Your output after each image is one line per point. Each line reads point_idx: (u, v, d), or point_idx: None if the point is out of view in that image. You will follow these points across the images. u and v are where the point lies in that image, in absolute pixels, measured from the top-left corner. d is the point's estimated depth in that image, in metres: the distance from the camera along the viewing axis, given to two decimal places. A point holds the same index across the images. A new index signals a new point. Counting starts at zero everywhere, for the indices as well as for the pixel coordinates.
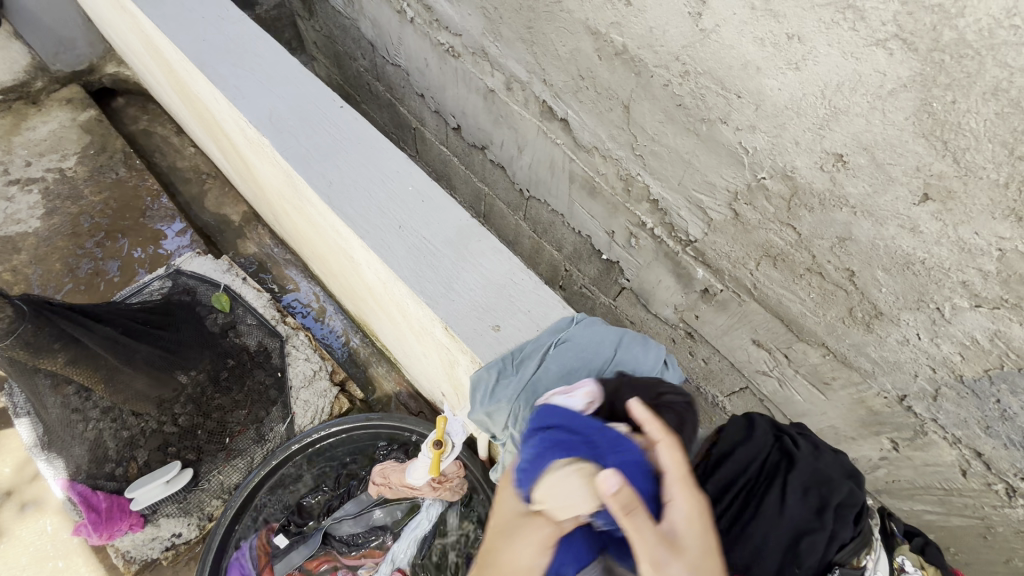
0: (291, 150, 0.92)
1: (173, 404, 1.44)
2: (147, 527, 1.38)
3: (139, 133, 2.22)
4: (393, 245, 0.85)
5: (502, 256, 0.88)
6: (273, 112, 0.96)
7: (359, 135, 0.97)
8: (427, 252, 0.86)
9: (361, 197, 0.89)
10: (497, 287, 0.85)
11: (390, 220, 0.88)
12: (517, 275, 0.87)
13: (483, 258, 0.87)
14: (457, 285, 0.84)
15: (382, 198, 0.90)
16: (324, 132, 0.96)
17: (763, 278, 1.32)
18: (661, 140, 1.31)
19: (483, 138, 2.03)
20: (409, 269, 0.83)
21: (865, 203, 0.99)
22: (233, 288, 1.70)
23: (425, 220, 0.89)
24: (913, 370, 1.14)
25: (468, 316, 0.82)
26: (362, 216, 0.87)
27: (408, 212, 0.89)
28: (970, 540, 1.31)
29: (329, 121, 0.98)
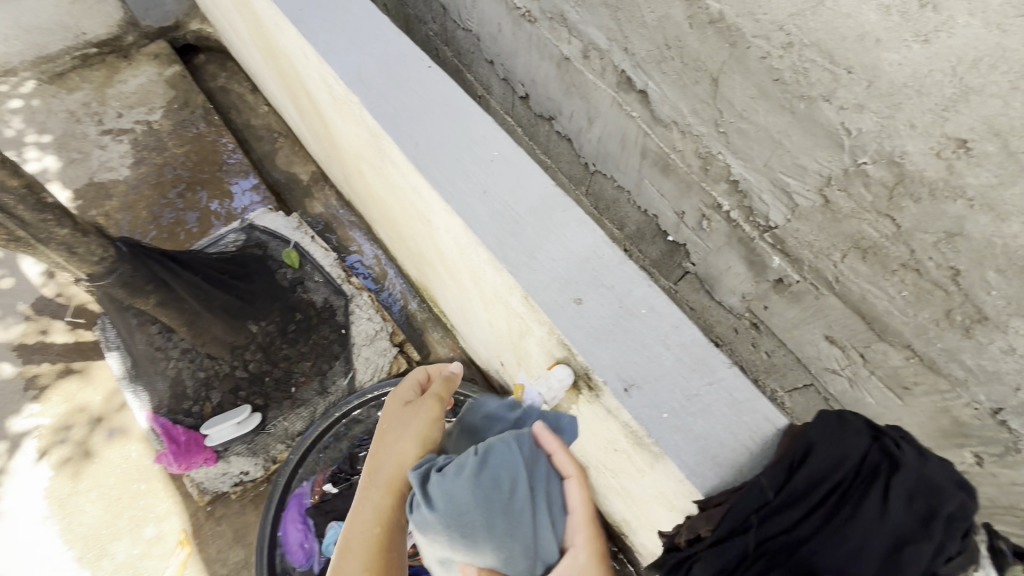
0: (379, 108, 0.92)
1: (245, 350, 1.50)
2: (220, 462, 1.46)
3: (217, 90, 2.30)
4: (477, 210, 0.84)
5: (586, 227, 0.85)
6: (361, 69, 0.96)
7: (444, 94, 0.95)
8: (510, 219, 0.84)
9: (446, 159, 0.88)
10: (579, 259, 0.83)
11: (474, 184, 0.86)
12: (601, 248, 0.84)
13: (567, 229, 0.85)
14: (540, 255, 0.82)
15: (466, 161, 0.88)
16: (410, 91, 0.94)
17: (848, 272, 1.24)
18: (750, 116, 1.23)
19: (551, 108, 1.98)
20: (492, 235, 0.82)
21: (986, 196, 0.90)
22: (303, 246, 1.76)
23: (510, 186, 0.87)
24: (1014, 383, 1.06)
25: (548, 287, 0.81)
26: (448, 178, 0.86)
27: (493, 178, 0.87)
28: None
29: (416, 80, 0.96)
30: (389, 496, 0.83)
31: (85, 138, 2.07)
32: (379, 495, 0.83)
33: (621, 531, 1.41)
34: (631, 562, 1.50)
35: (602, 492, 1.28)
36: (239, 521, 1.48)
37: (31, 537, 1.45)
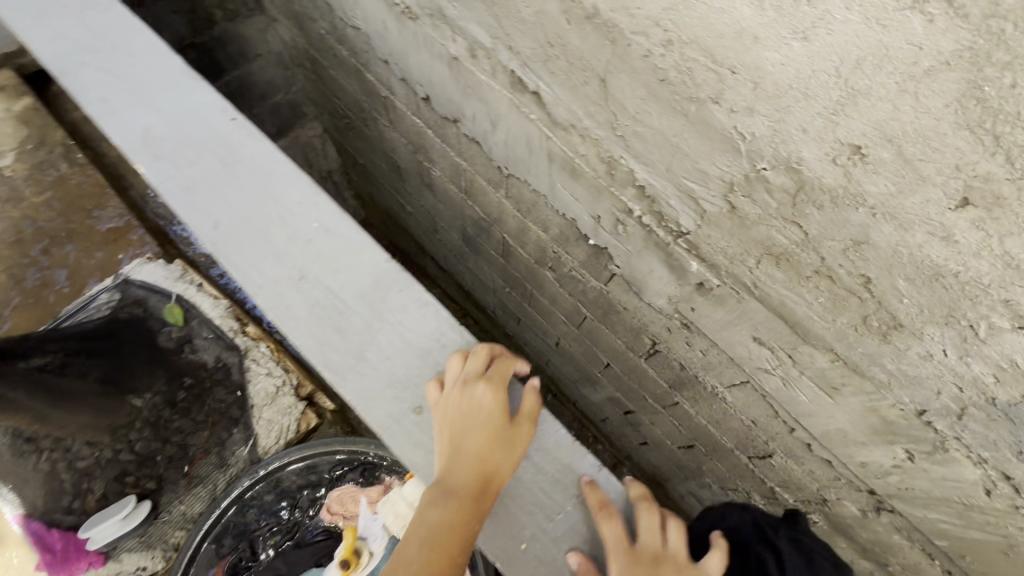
0: (251, 229, 1.11)
1: (129, 431, 1.35)
2: (110, 562, 1.36)
3: (81, 121, 2.03)
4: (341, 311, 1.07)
5: (429, 314, 1.09)
6: (232, 196, 1.13)
7: (307, 209, 1.14)
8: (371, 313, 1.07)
9: (312, 268, 1.09)
10: (428, 341, 1.07)
11: (340, 287, 1.08)
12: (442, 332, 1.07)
13: (415, 319, 1.08)
14: (399, 338, 1.06)
15: (332, 267, 1.10)
16: (279, 208, 1.13)
17: (764, 278, 1.15)
18: (644, 119, 1.10)
19: (453, 110, 1.81)
20: (318, 321, 1.06)
21: (886, 204, 0.81)
22: (187, 299, 1.56)
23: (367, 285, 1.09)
24: (935, 387, 0.99)
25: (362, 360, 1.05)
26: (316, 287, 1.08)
27: (327, 274, 1.10)
28: (990, 552, 1.20)
29: (283, 199, 1.14)
30: (477, 490, 0.92)
31: None
32: (452, 499, 0.91)
33: None
34: None
35: None
36: None
37: None
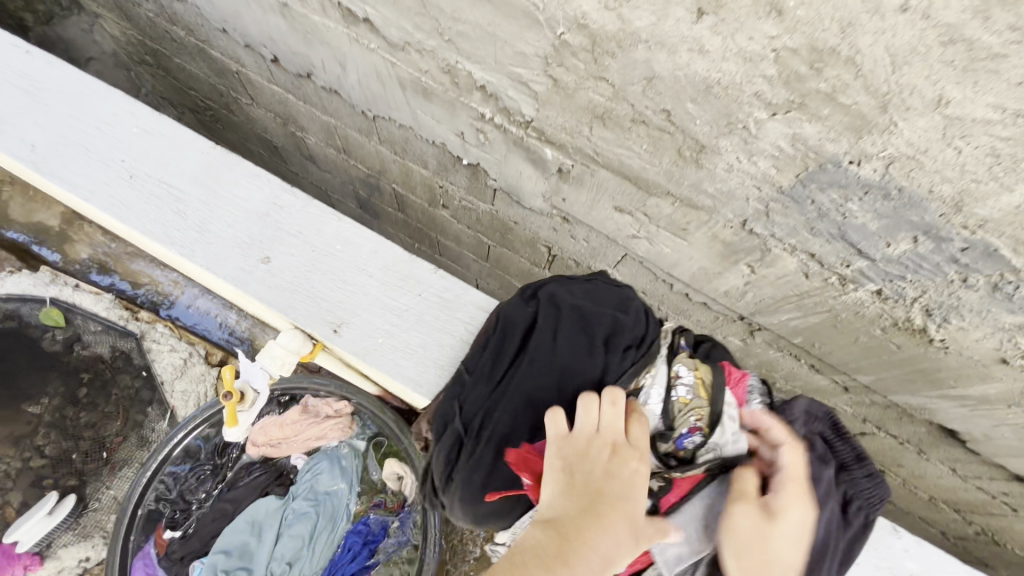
0: (104, 149, 1.38)
1: (33, 438, 1.50)
2: (48, 561, 1.45)
3: None
4: (174, 212, 1.33)
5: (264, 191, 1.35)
6: (87, 124, 1.40)
7: (150, 128, 1.39)
8: (211, 199, 1.35)
9: (162, 173, 1.37)
10: (261, 216, 1.34)
11: (177, 190, 1.35)
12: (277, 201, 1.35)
13: (250, 193, 1.36)
14: (222, 225, 1.33)
15: (176, 169, 1.37)
16: (126, 126, 1.40)
17: (600, 142, 1.30)
18: (461, 17, 1.20)
19: (302, 63, 1.81)
20: (153, 210, 1.33)
21: (654, 34, 0.96)
22: (65, 300, 1.59)
23: (208, 176, 1.37)
24: (744, 195, 1.19)
25: (185, 228, 1.32)
26: (167, 181, 1.36)
27: (148, 174, 1.36)
28: (826, 331, 1.44)
29: (128, 118, 1.40)
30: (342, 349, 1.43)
31: None
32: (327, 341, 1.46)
33: None
34: None
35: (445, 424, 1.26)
36: None
37: None
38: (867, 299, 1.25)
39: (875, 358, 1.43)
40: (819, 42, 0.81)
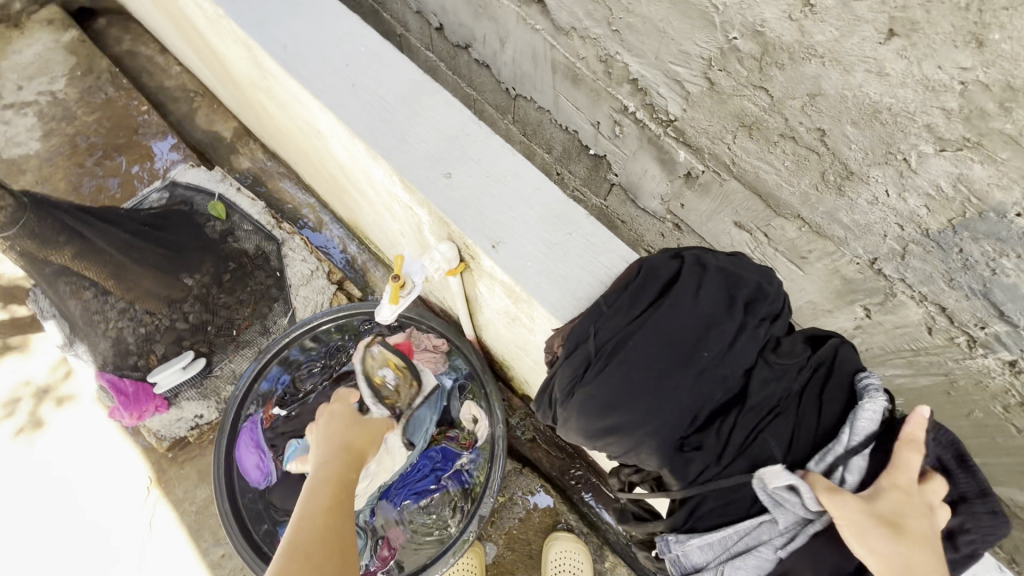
0: None
1: (183, 303, 1.53)
2: (173, 409, 1.52)
3: (125, 54, 2.19)
4: (284, 82, 0.89)
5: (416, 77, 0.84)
6: None
7: None
8: (331, 64, 0.85)
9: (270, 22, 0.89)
10: (393, 108, 0.82)
11: (282, 44, 0.86)
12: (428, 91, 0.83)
13: (392, 77, 0.84)
14: (341, 103, 0.82)
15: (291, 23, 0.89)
16: None
17: (741, 151, 1.31)
18: (635, 9, 1.26)
19: (466, 35, 1.96)
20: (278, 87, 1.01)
21: (833, 50, 0.97)
22: (228, 198, 1.75)
23: (332, 41, 0.87)
24: (882, 231, 1.16)
25: (277, 90, 1.01)
26: (272, 35, 0.87)
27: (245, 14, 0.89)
28: (936, 398, 1.34)
29: None
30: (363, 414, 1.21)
31: None
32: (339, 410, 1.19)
33: None
34: (576, 451, 1.54)
35: (527, 378, 1.28)
36: (202, 461, 1.53)
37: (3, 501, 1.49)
38: (996, 368, 1.18)
39: (987, 438, 1.32)
40: (1015, 81, 0.81)
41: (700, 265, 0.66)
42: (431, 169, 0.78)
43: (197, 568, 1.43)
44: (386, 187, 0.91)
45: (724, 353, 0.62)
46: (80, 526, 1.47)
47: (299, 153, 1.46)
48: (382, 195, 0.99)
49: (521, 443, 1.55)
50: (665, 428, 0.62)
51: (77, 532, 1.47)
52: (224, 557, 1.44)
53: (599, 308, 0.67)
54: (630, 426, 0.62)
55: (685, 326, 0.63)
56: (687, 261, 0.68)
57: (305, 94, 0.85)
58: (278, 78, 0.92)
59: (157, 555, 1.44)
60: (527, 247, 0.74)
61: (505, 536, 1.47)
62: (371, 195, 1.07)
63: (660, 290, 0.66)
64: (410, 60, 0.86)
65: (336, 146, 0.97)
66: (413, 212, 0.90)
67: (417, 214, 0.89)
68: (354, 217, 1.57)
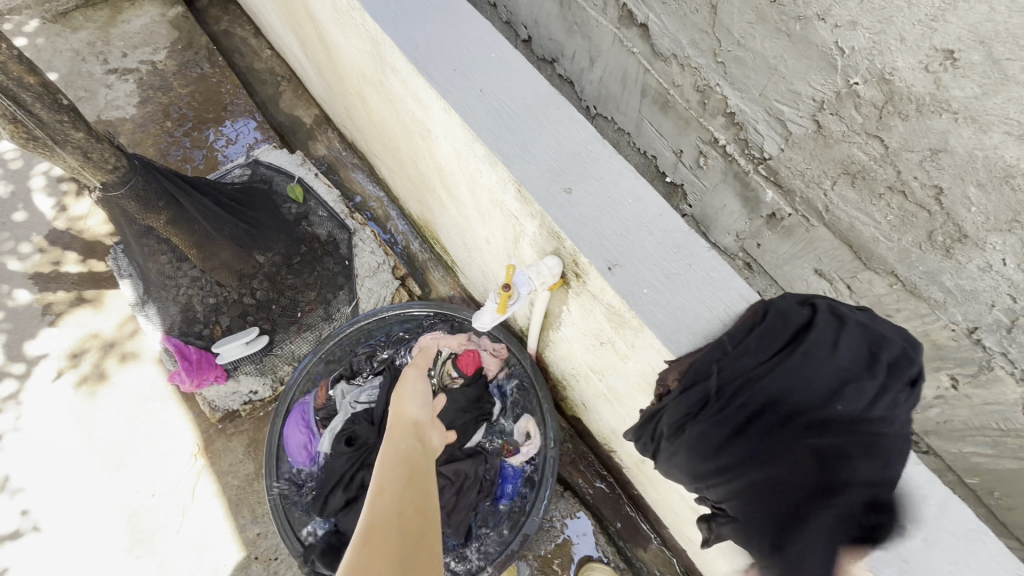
0: None
1: (252, 279, 1.55)
2: (230, 381, 1.53)
3: (221, 34, 2.27)
4: (405, 75, 0.92)
5: (533, 83, 0.84)
6: None
7: None
8: (454, 62, 0.86)
9: (397, 14, 0.90)
10: (512, 111, 0.82)
11: (410, 37, 0.88)
12: (547, 99, 0.83)
13: (512, 81, 0.84)
14: (460, 102, 0.82)
15: (418, 16, 0.90)
16: None
17: (838, 200, 1.26)
18: (747, 44, 1.24)
19: (553, 50, 1.86)
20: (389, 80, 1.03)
21: (969, 108, 0.94)
22: (306, 181, 1.78)
23: (456, 39, 0.88)
24: (989, 300, 1.10)
25: (392, 85, 1.01)
26: (397, 27, 0.89)
27: (375, 5, 0.91)
28: (1019, 483, 1.26)
29: None
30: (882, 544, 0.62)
31: (91, 77, 2.10)
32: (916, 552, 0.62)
33: (608, 449, 1.42)
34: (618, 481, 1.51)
35: (591, 401, 1.25)
36: (250, 436, 1.54)
37: (56, 447, 1.52)
38: None
39: None
40: None
41: (838, 318, 0.63)
42: (553, 183, 0.77)
43: (232, 544, 1.43)
44: (493, 192, 0.90)
45: (860, 415, 0.58)
46: (124, 485, 1.49)
47: (382, 145, 1.49)
48: (482, 201, 0.99)
49: (562, 466, 1.53)
50: (784, 482, 0.60)
51: (120, 490, 1.49)
52: (260, 536, 1.44)
53: (722, 345, 0.64)
54: (756, 474, 0.61)
55: (820, 381, 0.59)
56: (821, 311, 0.64)
57: (430, 93, 0.85)
58: (401, 75, 0.93)
59: (194, 525, 1.45)
60: (646, 275, 0.72)
61: (540, 560, 1.43)
62: (467, 200, 1.09)
63: (792, 337, 0.63)
64: (538, 72, 0.85)
65: (446, 149, 0.98)
66: (517, 222, 0.89)
67: (522, 224, 0.88)
68: (430, 218, 1.58)
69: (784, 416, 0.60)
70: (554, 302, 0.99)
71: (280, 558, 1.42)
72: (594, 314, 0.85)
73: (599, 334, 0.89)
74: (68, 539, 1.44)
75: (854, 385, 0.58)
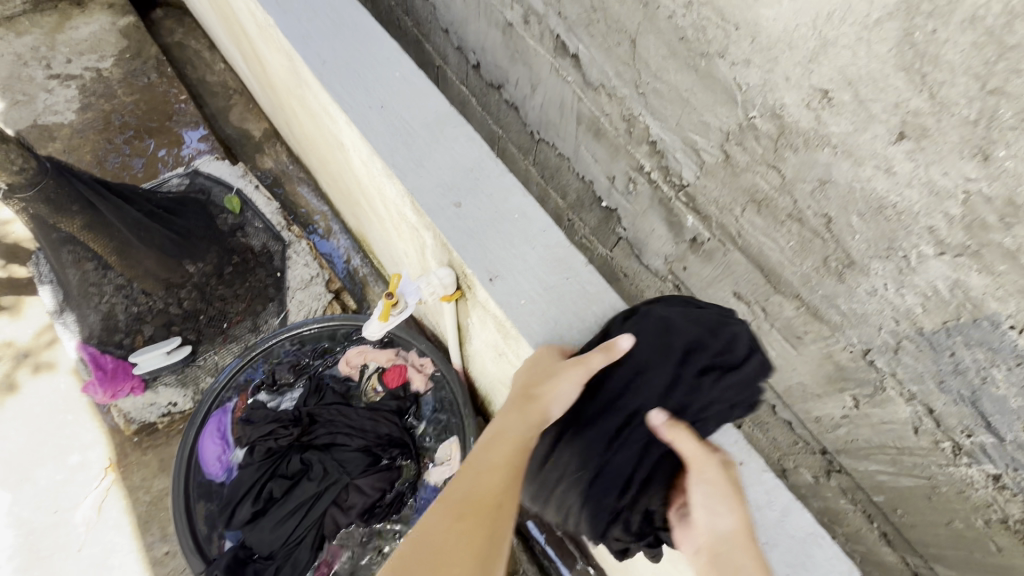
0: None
1: (180, 289, 1.55)
2: (147, 392, 1.49)
3: (174, 46, 2.28)
4: (315, 89, 0.94)
5: (434, 102, 0.89)
6: None
7: None
8: (360, 80, 0.89)
9: (309, 31, 0.93)
10: (411, 129, 0.85)
11: (317, 56, 0.90)
12: (447, 117, 0.87)
13: (413, 102, 0.88)
14: (361, 117, 0.85)
15: (329, 34, 0.93)
16: None
17: (748, 226, 1.32)
18: (663, 77, 1.32)
19: (499, 76, 1.92)
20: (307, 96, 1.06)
21: (845, 142, 1.01)
22: (245, 193, 1.77)
23: (363, 58, 0.91)
24: (877, 323, 1.17)
25: (309, 99, 1.04)
26: (308, 45, 0.92)
27: (289, 23, 0.94)
28: (917, 501, 1.30)
29: None
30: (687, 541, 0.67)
31: (32, 81, 2.07)
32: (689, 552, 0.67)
33: None
34: None
35: None
36: (166, 450, 1.49)
37: None
38: (979, 482, 1.15)
39: (966, 552, 1.26)
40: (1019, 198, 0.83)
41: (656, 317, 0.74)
42: (443, 196, 0.80)
43: (137, 563, 1.37)
44: (396, 205, 0.93)
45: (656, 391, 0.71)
46: (25, 500, 1.42)
47: (317, 160, 1.51)
48: (393, 215, 1.01)
49: None
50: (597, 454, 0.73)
51: (21, 505, 1.42)
52: (167, 556, 1.38)
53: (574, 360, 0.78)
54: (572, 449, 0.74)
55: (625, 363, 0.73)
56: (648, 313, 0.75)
57: (335, 109, 0.88)
58: (311, 90, 0.96)
59: (97, 543, 1.39)
60: (526, 287, 0.75)
61: None
62: (383, 213, 1.10)
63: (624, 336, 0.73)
64: (440, 93, 0.90)
65: (359, 163, 1.00)
66: (418, 234, 0.91)
67: (422, 237, 0.90)
68: (365, 232, 1.59)
69: (625, 398, 0.73)
70: (461, 315, 1.01)
71: None
72: (488, 326, 0.87)
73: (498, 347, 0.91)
74: None
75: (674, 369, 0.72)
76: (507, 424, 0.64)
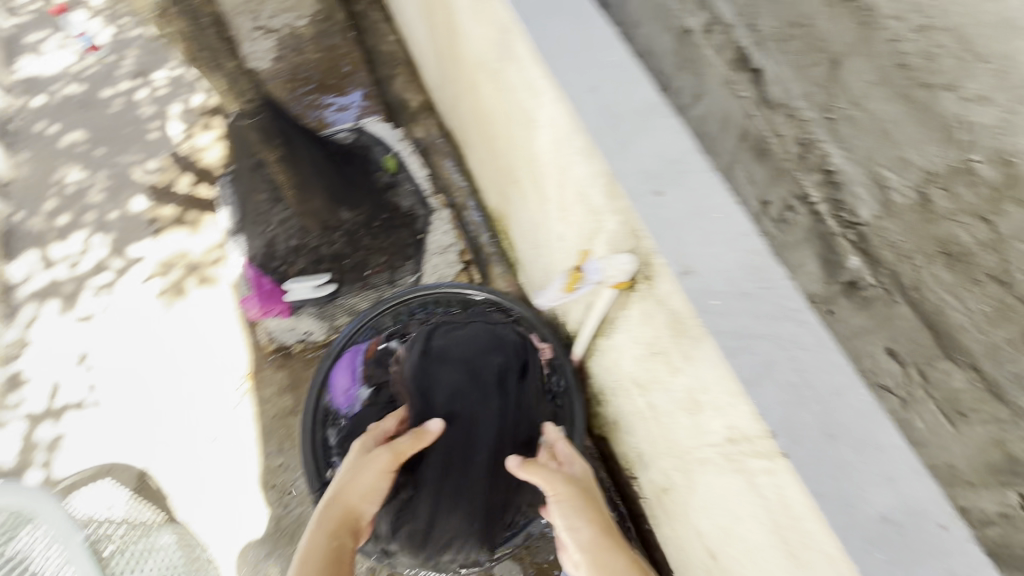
0: None
1: (333, 232, 1.62)
2: (291, 317, 1.63)
3: (358, 14, 2.49)
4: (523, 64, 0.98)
5: (641, 90, 0.87)
6: None
7: None
8: (573, 59, 0.91)
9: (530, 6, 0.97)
10: (617, 112, 0.86)
11: (536, 32, 0.94)
12: (654, 106, 0.86)
13: (621, 86, 0.88)
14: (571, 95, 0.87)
15: (549, 12, 0.96)
16: None
17: None
18: None
19: None
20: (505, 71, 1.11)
21: None
22: (402, 156, 1.89)
23: (578, 38, 0.93)
24: None
25: (509, 73, 1.08)
26: (529, 20, 0.96)
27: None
28: None
29: None
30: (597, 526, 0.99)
31: None
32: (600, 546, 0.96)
33: (630, 476, 1.39)
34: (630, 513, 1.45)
35: (628, 418, 1.22)
36: (294, 372, 1.61)
37: (132, 339, 1.69)
38: None
39: None
40: None
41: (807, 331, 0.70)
42: (644, 183, 0.80)
43: (256, 467, 1.52)
44: (582, 186, 0.94)
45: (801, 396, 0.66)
46: (178, 388, 1.62)
47: (480, 135, 1.58)
48: (567, 195, 1.03)
49: None
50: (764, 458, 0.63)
51: (175, 391, 1.62)
52: (280, 468, 1.49)
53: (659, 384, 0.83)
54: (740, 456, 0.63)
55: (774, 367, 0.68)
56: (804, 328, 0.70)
57: (546, 84, 0.91)
58: (521, 66, 1.00)
59: (229, 440, 1.56)
60: (719, 287, 0.73)
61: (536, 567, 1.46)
62: (552, 194, 1.12)
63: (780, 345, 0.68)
64: (648, 82, 0.88)
65: (548, 142, 1.02)
66: (598, 218, 0.92)
67: (602, 221, 0.91)
68: (506, 210, 1.64)
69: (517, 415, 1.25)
70: (615, 307, 1.02)
71: (295, 492, 1.46)
72: (655, 321, 0.85)
73: (661, 344, 0.87)
74: (122, 421, 1.60)
75: (853, 394, 0.67)
76: (347, 508, 0.94)
